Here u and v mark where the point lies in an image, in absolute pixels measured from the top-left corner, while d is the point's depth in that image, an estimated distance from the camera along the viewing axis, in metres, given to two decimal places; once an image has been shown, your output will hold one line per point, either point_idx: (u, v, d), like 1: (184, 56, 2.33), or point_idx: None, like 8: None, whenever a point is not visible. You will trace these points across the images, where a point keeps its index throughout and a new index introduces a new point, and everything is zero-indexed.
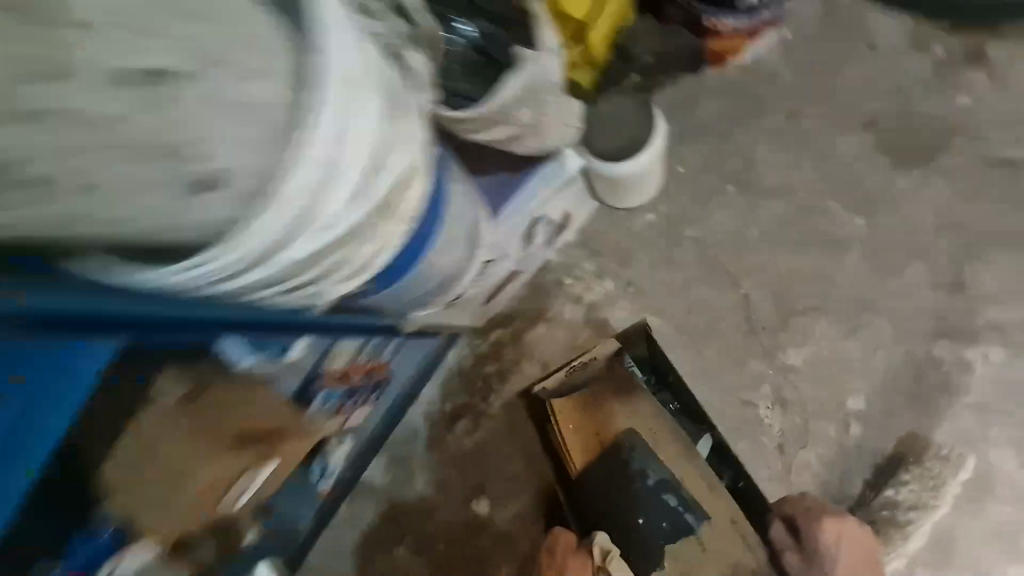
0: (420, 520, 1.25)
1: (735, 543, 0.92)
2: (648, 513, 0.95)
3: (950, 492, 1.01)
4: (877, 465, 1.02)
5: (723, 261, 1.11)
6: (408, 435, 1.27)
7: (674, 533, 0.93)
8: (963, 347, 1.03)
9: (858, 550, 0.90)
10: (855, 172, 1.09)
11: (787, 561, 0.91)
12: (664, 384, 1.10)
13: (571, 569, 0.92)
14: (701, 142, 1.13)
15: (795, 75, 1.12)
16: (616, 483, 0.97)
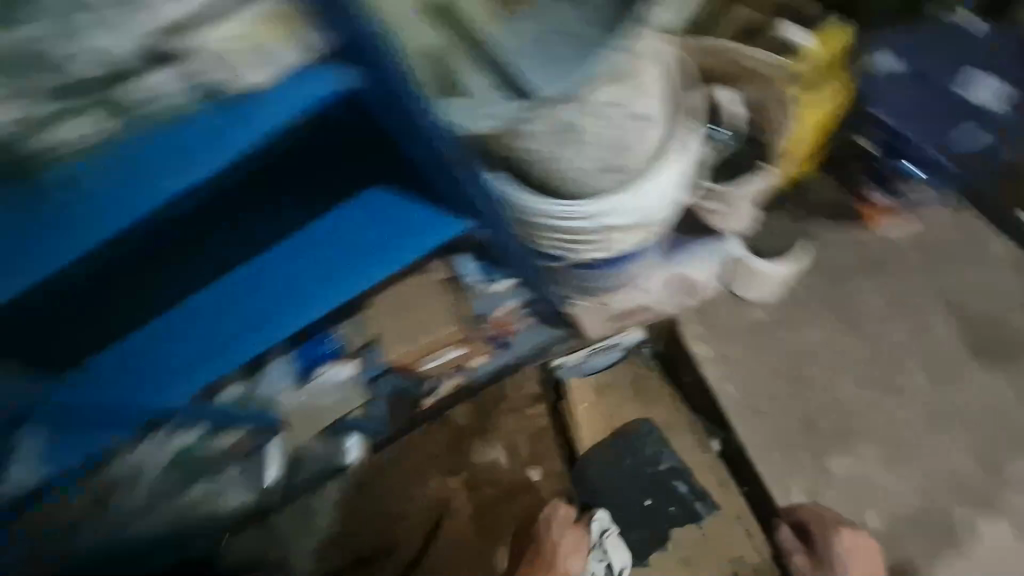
0: (475, 465, 1.42)
1: (736, 532, 1.32)
2: (657, 498, 1.36)
3: None
4: None
5: (806, 369, 1.35)
6: (493, 398, 1.48)
7: (679, 515, 1.34)
8: (976, 514, 1.24)
9: (865, 561, 1.18)
10: (936, 346, 1.33)
11: (796, 559, 1.21)
12: (679, 382, 1.50)
13: (567, 540, 1.26)
14: (822, 274, 1.40)
15: (914, 256, 1.39)
16: (630, 463, 1.40)
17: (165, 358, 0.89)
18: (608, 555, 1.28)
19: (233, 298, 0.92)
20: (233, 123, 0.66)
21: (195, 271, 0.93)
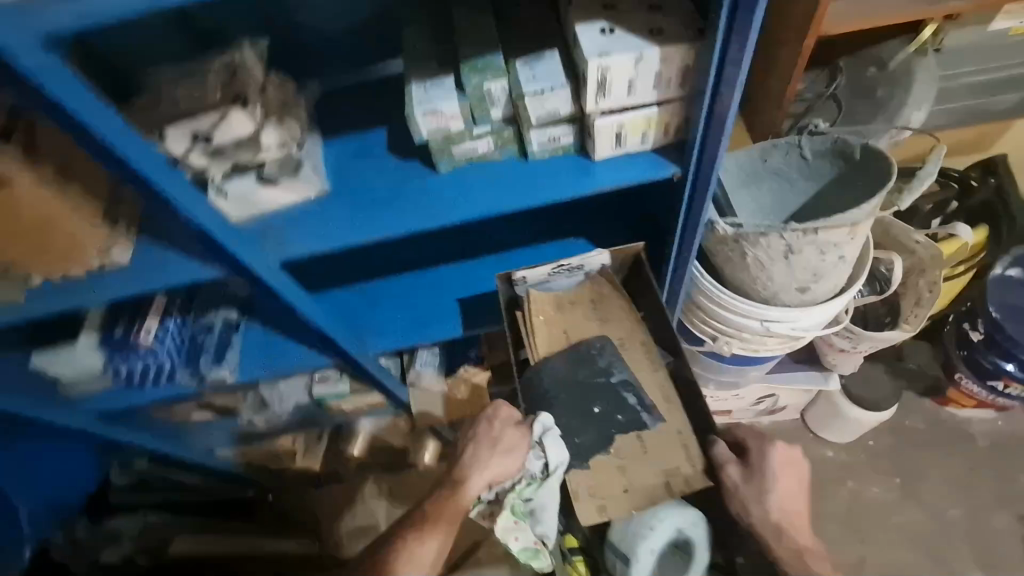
0: None
1: (678, 449, 0.91)
2: (602, 402, 0.93)
3: None
4: None
5: (861, 523, 1.43)
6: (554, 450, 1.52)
7: (597, 389, 0.94)
8: None
9: (795, 483, 0.87)
10: (994, 542, 1.38)
11: (727, 471, 0.87)
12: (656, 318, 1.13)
13: (507, 440, 0.89)
14: (895, 440, 1.50)
15: (986, 449, 1.47)
16: (580, 373, 0.95)
17: (355, 317, 1.03)
18: (547, 458, 0.87)
19: (429, 297, 1.03)
20: (562, 175, 0.70)
21: (410, 255, 1.06)
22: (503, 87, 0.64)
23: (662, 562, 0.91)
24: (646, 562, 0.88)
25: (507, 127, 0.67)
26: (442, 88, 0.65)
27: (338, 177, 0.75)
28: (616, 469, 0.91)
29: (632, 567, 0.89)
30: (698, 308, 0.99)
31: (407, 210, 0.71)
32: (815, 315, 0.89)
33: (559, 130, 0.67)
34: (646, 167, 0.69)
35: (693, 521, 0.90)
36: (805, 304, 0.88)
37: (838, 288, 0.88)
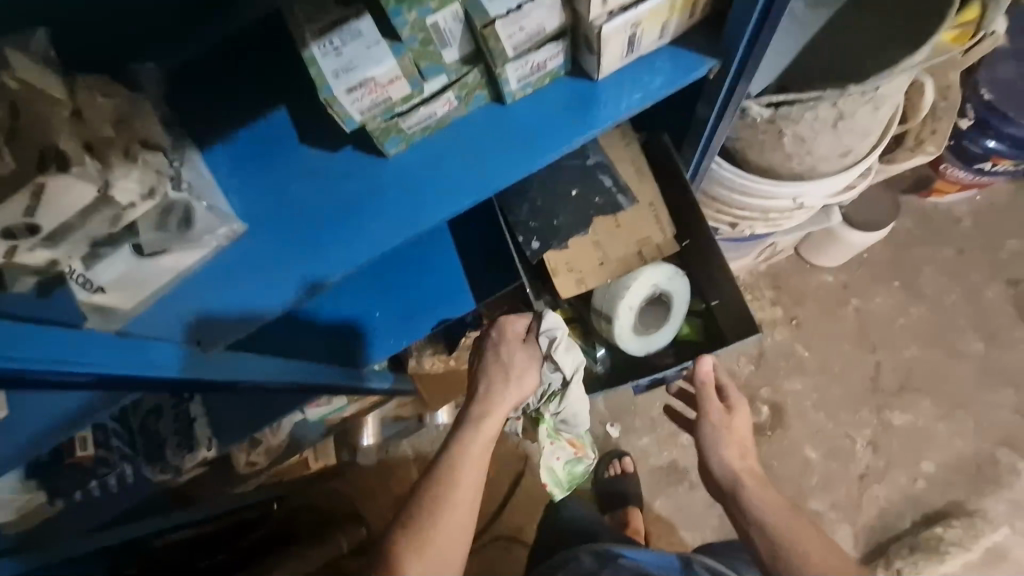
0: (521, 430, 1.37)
1: (652, 223, 0.77)
2: (581, 187, 0.73)
3: (970, 551, 1.36)
4: (924, 514, 1.37)
5: (872, 334, 1.45)
6: None
7: (576, 170, 0.74)
8: (1020, 459, 1.38)
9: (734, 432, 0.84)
10: (990, 314, 1.44)
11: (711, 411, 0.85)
12: None
13: (517, 367, 0.74)
14: (889, 247, 1.47)
15: (971, 229, 1.47)
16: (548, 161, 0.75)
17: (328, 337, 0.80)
18: (563, 374, 0.76)
19: (413, 286, 0.82)
20: (555, 114, 0.52)
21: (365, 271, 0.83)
22: (456, 16, 0.42)
23: (640, 320, 0.85)
24: (626, 322, 0.83)
25: (470, 70, 0.46)
26: (360, 42, 0.41)
27: (248, 198, 0.53)
28: (592, 246, 0.76)
29: (616, 327, 0.83)
30: (711, 203, 0.83)
31: (369, 223, 0.52)
32: (851, 174, 0.76)
33: (545, 53, 0.47)
34: (672, 68, 0.51)
35: (674, 282, 0.84)
36: (843, 168, 0.74)
37: (874, 138, 0.75)
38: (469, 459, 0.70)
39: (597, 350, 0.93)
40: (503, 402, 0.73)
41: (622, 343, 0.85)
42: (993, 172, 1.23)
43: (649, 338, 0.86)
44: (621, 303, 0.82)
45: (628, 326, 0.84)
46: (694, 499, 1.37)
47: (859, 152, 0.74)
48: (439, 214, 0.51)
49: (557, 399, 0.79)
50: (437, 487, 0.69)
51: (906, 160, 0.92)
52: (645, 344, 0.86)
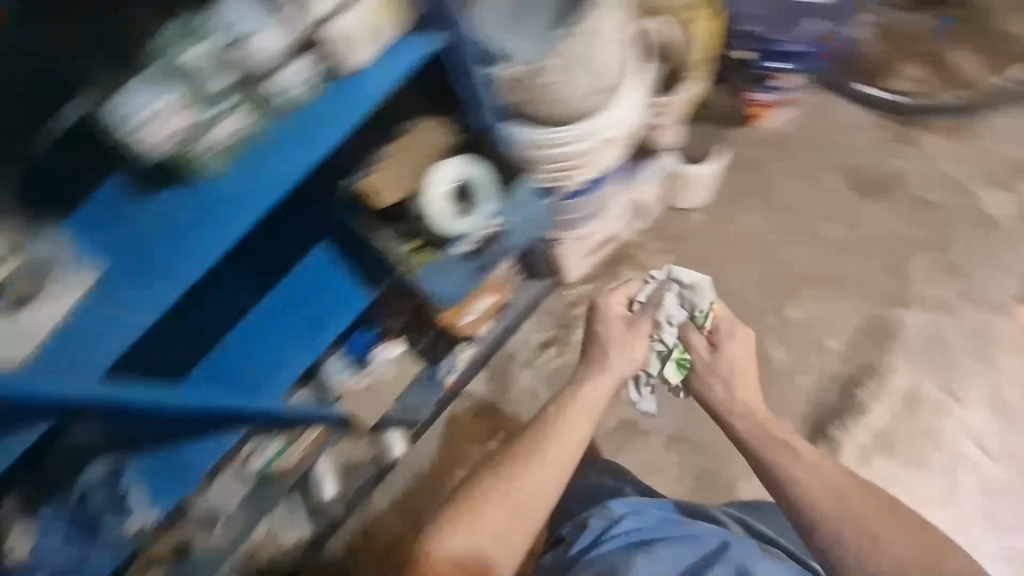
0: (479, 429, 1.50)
1: (444, 136, 0.89)
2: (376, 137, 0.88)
3: (891, 405, 1.45)
4: (843, 387, 1.48)
5: (749, 253, 1.61)
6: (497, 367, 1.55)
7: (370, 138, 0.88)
8: (900, 312, 1.52)
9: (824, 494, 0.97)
10: (835, 201, 1.63)
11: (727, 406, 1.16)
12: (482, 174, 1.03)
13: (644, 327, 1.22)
14: (738, 173, 1.66)
15: (797, 137, 1.68)
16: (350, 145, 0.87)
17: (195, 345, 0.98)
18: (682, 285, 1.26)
19: (299, 310, 0.98)
20: (326, 114, 0.70)
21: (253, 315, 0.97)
22: (229, 42, 0.64)
23: (455, 206, 0.85)
24: (445, 207, 0.83)
25: (241, 94, 0.65)
26: (142, 93, 0.60)
27: (98, 246, 0.63)
28: (399, 168, 0.83)
29: (429, 218, 0.83)
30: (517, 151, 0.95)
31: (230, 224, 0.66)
32: (610, 112, 0.93)
33: (295, 68, 0.68)
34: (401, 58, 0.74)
35: (480, 164, 0.87)
36: (600, 107, 0.92)
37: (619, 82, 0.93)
38: (554, 442, 1.04)
39: (443, 252, 0.87)
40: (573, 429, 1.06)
41: (451, 227, 0.84)
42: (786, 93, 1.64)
43: (471, 217, 0.85)
44: (425, 191, 0.82)
45: (445, 211, 0.84)
46: (653, 446, 1.45)
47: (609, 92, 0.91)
48: (231, 231, 0.66)
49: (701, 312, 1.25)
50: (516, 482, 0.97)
51: (686, 104, 1.22)
52: (475, 218, 0.85)
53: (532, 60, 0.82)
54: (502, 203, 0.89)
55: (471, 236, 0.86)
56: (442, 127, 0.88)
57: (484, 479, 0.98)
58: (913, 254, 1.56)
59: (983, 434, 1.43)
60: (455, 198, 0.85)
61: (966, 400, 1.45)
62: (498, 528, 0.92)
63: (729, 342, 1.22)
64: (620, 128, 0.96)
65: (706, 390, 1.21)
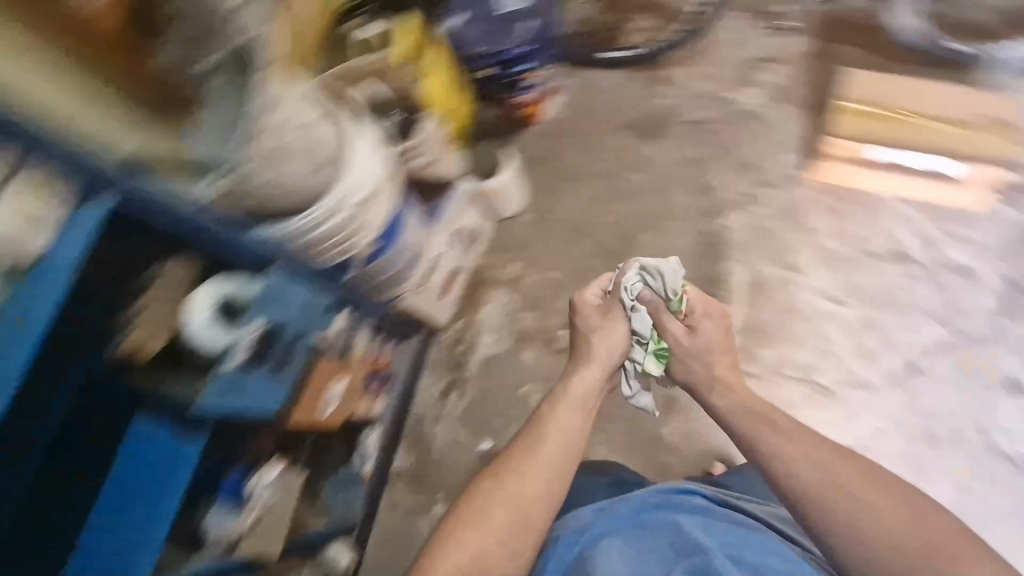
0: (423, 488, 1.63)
1: (177, 269, 0.92)
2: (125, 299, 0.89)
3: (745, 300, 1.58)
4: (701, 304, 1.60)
5: (579, 230, 1.75)
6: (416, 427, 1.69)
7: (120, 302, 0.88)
8: (718, 220, 1.68)
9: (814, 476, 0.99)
10: (628, 154, 1.80)
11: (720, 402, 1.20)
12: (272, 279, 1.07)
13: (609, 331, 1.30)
14: (540, 168, 1.83)
15: (573, 116, 1.86)
16: None
17: None
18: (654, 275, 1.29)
19: (139, 478, 0.82)
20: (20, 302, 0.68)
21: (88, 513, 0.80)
22: None
23: (222, 321, 0.91)
24: (214, 326, 0.90)
25: None
26: None
27: None
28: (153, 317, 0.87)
29: (201, 341, 0.89)
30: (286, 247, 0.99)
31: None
32: (346, 179, 1.00)
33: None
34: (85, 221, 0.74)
35: (238, 278, 0.95)
36: (332, 178, 0.98)
37: (338, 153, 1.00)
38: (554, 428, 1.16)
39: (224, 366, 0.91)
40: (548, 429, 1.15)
41: (221, 341, 0.90)
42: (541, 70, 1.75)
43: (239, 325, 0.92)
44: (190, 319, 0.89)
45: (213, 329, 0.90)
46: None
47: (333, 163, 0.99)
48: None
49: (672, 298, 1.29)
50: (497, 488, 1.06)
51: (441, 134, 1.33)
52: (244, 325, 0.92)
53: (232, 153, 0.88)
54: (269, 306, 0.97)
55: (240, 344, 0.92)
56: (179, 262, 0.93)
57: (483, 483, 1.07)
58: (708, 169, 1.74)
59: (830, 289, 1.56)
60: (220, 317, 0.91)
61: (805, 266, 1.59)
62: (508, 524, 1.01)
63: (699, 320, 1.28)
64: (366, 187, 1.02)
65: (687, 373, 1.27)
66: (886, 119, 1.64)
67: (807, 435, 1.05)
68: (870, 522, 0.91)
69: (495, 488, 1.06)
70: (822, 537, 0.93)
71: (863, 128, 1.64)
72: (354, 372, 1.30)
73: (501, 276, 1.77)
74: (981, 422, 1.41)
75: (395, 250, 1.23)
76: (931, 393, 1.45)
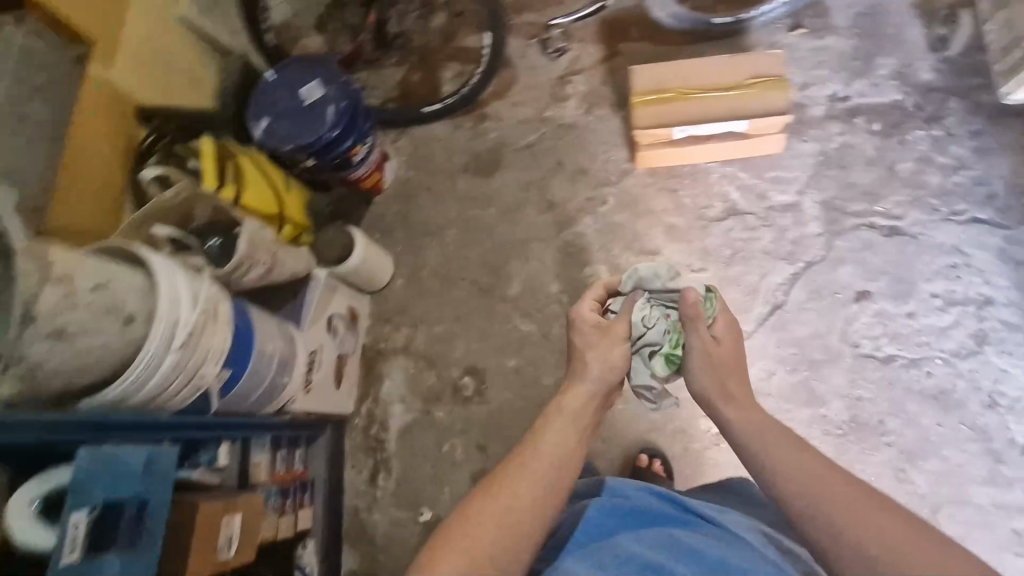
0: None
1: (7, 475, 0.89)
2: None
3: None
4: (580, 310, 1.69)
5: (452, 278, 1.82)
6: (355, 518, 1.67)
7: None
8: (571, 228, 1.78)
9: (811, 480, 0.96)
10: (476, 194, 1.89)
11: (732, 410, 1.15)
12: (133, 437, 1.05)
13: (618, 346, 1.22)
14: (400, 233, 1.90)
15: (416, 176, 1.96)
16: None
17: None
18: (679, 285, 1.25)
19: None
20: None
21: None
22: None
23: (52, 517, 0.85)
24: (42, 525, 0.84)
25: None
26: None
27: None
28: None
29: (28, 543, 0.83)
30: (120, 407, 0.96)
31: None
32: (167, 322, 0.98)
33: None
34: None
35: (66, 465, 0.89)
36: (151, 327, 0.97)
37: (151, 301, 0.98)
38: (547, 445, 1.11)
39: None
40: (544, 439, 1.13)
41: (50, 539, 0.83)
42: (375, 142, 1.82)
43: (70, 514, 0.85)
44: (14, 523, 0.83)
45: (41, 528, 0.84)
46: None
47: (146, 312, 0.97)
48: None
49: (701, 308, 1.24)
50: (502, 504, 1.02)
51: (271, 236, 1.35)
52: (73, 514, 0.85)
53: (16, 344, 0.81)
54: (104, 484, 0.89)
55: None
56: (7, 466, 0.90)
57: (474, 501, 1.03)
58: (550, 185, 1.84)
59: (686, 260, 1.68)
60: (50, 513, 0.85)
61: (658, 246, 1.71)
62: (510, 533, 0.98)
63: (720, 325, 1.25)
64: (190, 322, 1.02)
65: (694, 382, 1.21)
66: (686, 95, 1.59)
67: (794, 440, 1.03)
68: (853, 524, 0.87)
69: (496, 501, 1.02)
70: (801, 529, 0.92)
71: (666, 116, 1.60)
72: (257, 499, 1.24)
73: (393, 344, 1.79)
74: (843, 335, 1.52)
75: (252, 364, 1.23)
76: (796, 324, 1.56)
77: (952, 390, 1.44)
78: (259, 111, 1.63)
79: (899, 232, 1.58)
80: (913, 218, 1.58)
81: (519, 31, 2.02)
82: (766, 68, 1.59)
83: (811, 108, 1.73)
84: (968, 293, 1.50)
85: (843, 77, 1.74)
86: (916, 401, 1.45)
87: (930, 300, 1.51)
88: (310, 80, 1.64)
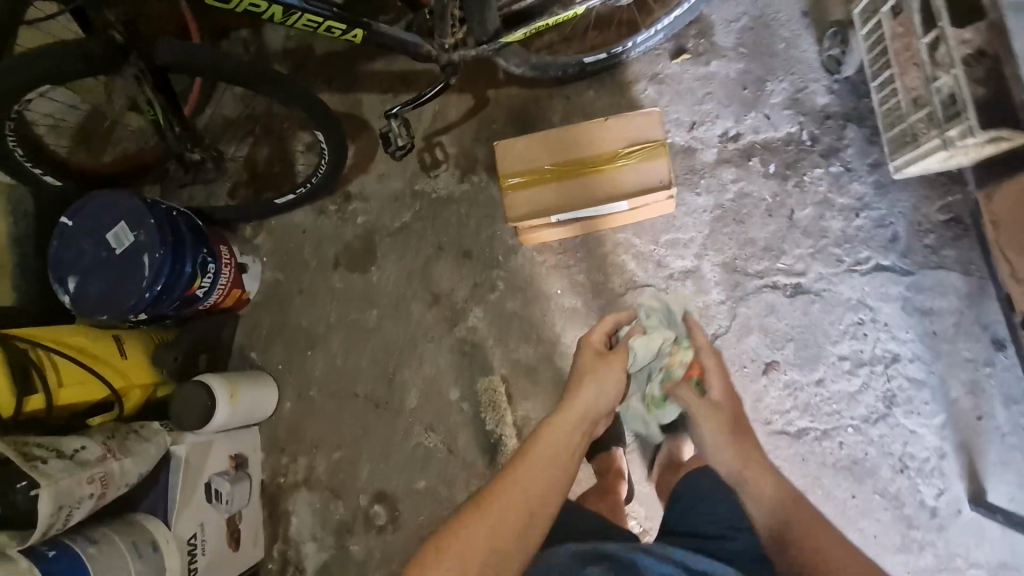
0: None
1: None
2: None
3: (518, 391, 1.57)
4: (484, 416, 1.57)
5: (345, 393, 1.65)
6: None
7: None
8: (462, 323, 1.61)
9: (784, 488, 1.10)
10: (354, 292, 1.69)
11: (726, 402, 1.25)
12: None
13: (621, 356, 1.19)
14: (279, 347, 1.70)
15: (287, 278, 1.73)
16: None
17: None
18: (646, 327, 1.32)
19: None
20: None
21: None
22: None
23: None
24: None
25: None
26: None
27: None
28: None
29: None
30: None
31: None
32: None
33: None
34: None
35: None
36: None
37: None
38: (554, 449, 1.04)
39: None
40: (546, 443, 1.04)
41: None
42: (222, 261, 1.55)
43: None
44: None
45: None
46: None
47: None
48: None
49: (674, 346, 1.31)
50: (503, 505, 0.96)
51: (96, 457, 1.15)
52: None
53: None
54: None
55: None
56: None
57: (466, 518, 0.95)
58: (432, 273, 1.65)
59: None
60: None
61: (557, 333, 1.57)
62: (514, 541, 0.93)
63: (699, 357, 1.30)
64: None
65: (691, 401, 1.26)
66: (558, 171, 1.41)
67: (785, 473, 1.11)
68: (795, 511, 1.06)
69: (494, 504, 0.96)
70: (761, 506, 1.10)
71: (542, 200, 1.41)
72: None
73: (293, 474, 1.65)
74: (754, 413, 1.45)
75: None
76: None
77: (865, 458, 1.40)
78: (62, 270, 1.35)
79: (803, 290, 1.47)
80: (816, 273, 1.47)
81: (376, 86, 1.74)
82: (641, 129, 1.40)
83: (702, 153, 1.56)
84: (876, 352, 1.42)
85: (734, 110, 1.56)
86: (829, 474, 1.41)
87: (839, 364, 1.43)
88: (114, 220, 1.35)
